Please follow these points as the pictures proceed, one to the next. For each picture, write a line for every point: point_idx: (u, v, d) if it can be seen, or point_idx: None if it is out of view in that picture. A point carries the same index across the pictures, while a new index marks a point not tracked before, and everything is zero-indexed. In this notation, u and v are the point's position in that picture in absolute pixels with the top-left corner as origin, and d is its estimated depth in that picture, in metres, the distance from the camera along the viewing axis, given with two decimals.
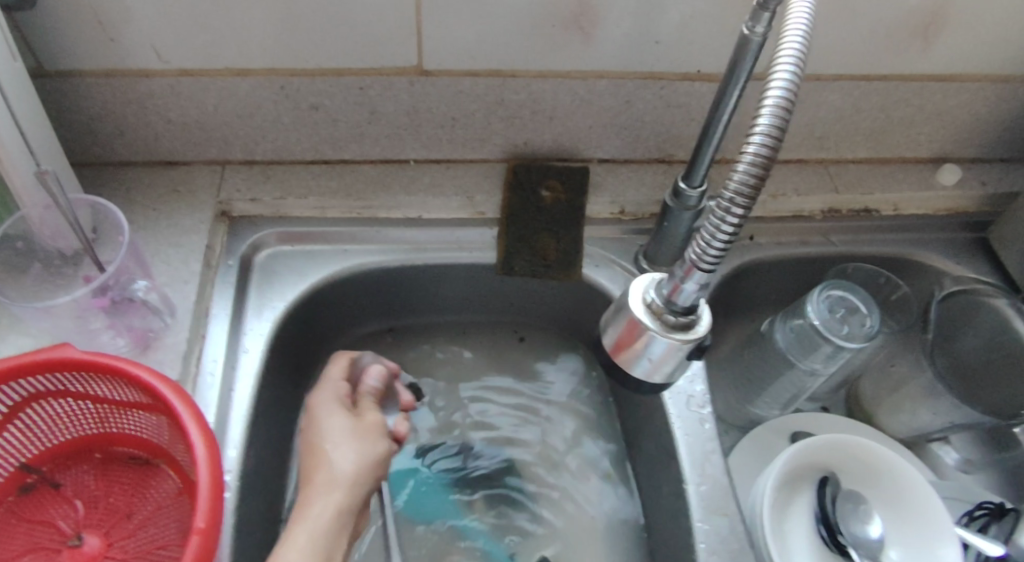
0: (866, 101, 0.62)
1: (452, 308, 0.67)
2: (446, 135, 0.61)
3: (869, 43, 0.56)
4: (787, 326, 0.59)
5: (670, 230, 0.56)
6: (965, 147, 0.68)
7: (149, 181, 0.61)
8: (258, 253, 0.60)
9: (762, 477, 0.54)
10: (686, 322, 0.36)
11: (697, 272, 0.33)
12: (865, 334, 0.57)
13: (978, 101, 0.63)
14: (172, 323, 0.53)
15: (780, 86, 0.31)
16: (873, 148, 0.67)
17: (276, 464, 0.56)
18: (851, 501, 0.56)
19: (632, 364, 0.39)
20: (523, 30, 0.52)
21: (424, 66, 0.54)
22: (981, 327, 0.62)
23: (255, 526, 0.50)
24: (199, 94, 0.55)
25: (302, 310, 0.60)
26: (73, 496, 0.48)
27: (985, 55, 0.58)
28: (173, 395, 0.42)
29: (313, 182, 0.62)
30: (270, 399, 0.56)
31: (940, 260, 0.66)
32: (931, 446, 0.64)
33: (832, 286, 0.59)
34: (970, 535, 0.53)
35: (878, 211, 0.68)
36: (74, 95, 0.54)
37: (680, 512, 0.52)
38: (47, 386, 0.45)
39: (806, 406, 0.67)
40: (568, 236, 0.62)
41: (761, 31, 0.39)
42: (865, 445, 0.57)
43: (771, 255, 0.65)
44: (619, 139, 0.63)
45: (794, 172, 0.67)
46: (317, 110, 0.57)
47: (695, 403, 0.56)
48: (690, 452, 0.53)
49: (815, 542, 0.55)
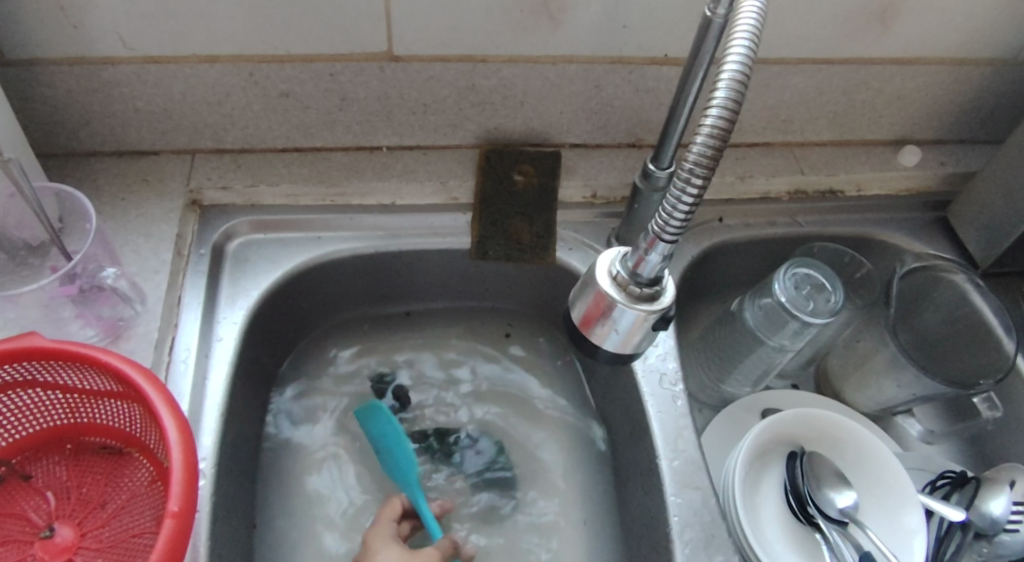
0: (828, 84, 0.63)
1: (429, 295, 0.68)
2: (418, 121, 0.61)
3: (831, 26, 0.57)
4: (756, 304, 0.60)
5: (641, 212, 0.57)
6: (923, 130, 0.70)
7: (117, 171, 0.61)
8: (230, 242, 0.60)
9: (733, 454, 0.55)
10: (651, 293, 0.37)
11: (660, 243, 0.34)
12: (831, 309, 0.58)
13: (936, 83, 0.65)
14: (143, 311, 0.52)
15: (735, 61, 0.32)
16: (837, 130, 0.69)
17: (252, 452, 0.56)
18: (820, 471, 0.58)
19: (601, 337, 0.40)
20: (491, 15, 0.53)
21: (395, 51, 0.55)
22: (941, 302, 0.64)
23: (231, 514, 0.50)
24: (167, 81, 0.54)
25: (276, 298, 0.59)
26: (43, 487, 0.48)
27: (940, 39, 0.60)
28: (144, 382, 0.42)
29: (286, 169, 0.61)
30: (245, 387, 0.55)
31: (902, 238, 0.68)
32: (897, 418, 0.66)
33: (798, 264, 0.60)
34: (933, 502, 0.55)
35: (842, 192, 0.69)
36: (35, 83, 0.53)
37: (655, 488, 0.53)
38: (14, 376, 0.45)
39: (776, 383, 0.68)
40: (541, 219, 0.63)
41: (722, 13, 0.40)
42: (829, 417, 0.59)
43: (740, 236, 0.66)
44: (589, 123, 0.63)
45: (762, 155, 0.68)
46: (287, 97, 0.57)
47: (668, 381, 0.57)
48: (663, 429, 0.54)
49: (785, 514, 0.57)
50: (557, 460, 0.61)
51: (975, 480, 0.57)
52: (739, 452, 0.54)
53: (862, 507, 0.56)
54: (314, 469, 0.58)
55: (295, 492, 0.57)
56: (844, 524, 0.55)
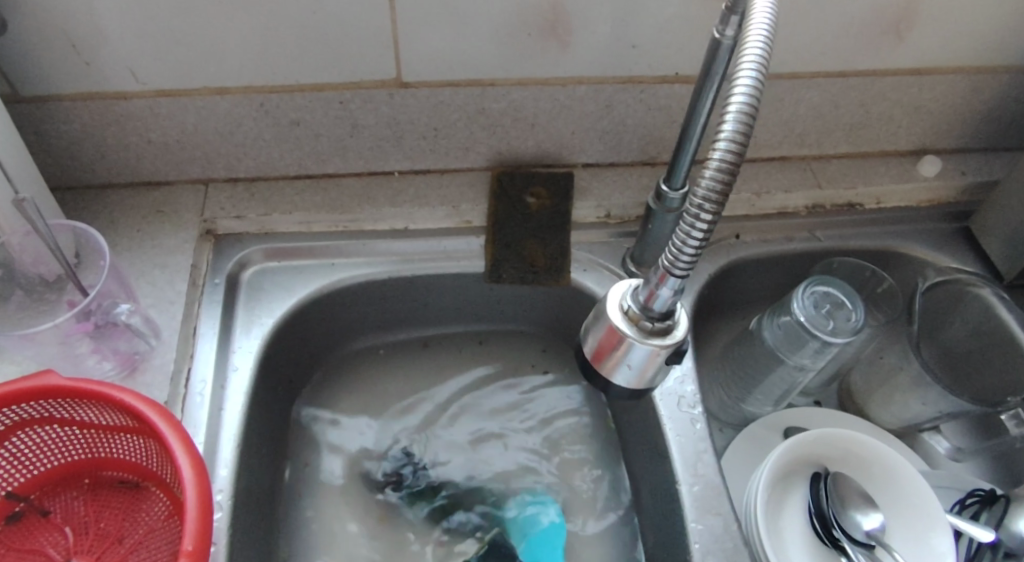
0: (843, 97, 0.62)
1: (443, 318, 0.67)
2: (429, 145, 0.61)
3: (842, 39, 0.56)
4: (775, 323, 0.59)
5: (655, 232, 0.56)
6: (943, 139, 0.68)
7: (132, 203, 0.61)
8: (245, 270, 0.60)
9: (756, 476, 0.53)
10: (663, 327, 0.36)
11: (671, 278, 0.33)
12: (851, 329, 0.56)
13: (955, 91, 0.63)
14: (158, 345, 0.53)
15: (743, 92, 0.31)
16: (855, 142, 0.67)
17: (270, 482, 0.56)
18: (845, 492, 0.56)
19: (613, 372, 0.39)
20: (498, 39, 0.52)
21: (403, 78, 0.55)
22: (967, 316, 0.62)
23: (250, 546, 0.50)
24: (179, 114, 0.55)
25: (291, 326, 0.59)
26: (62, 522, 0.48)
27: (959, 47, 0.59)
28: (159, 418, 0.42)
29: (298, 197, 0.62)
30: (261, 416, 0.55)
31: (923, 251, 0.67)
32: (923, 435, 0.64)
33: (816, 282, 0.59)
34: (962, 522, 0.54)
35: (861, 205, 0.68)
36: (51, 119, 0.54)
37: (675, 514, 0.52)
38: (31, 414, 0.45)
39: (799, 401, 0.67)
40: (555, 241, 0.62)
41: (732, 34, 0.40)
42: (853, 438, 0.57)
43: (757, 252, 0.65)
44: (601, 143, 0.63)
45: (779, 169, 0.67)
46: (298, 126, 0.57)
47: (686, 404, 0.56)
48: (683, 454, 0.53)
49: (809, 537, 0.56)
50: (577, 485, 0.60)
51: (1006, 498, 0.56)
52: (761, 473, 0.53)
53: (890, 530, 0.55)
54: (331, 497, 0.58)
55: (313, 520, 0.56)
56: (870, 546, 0.54)
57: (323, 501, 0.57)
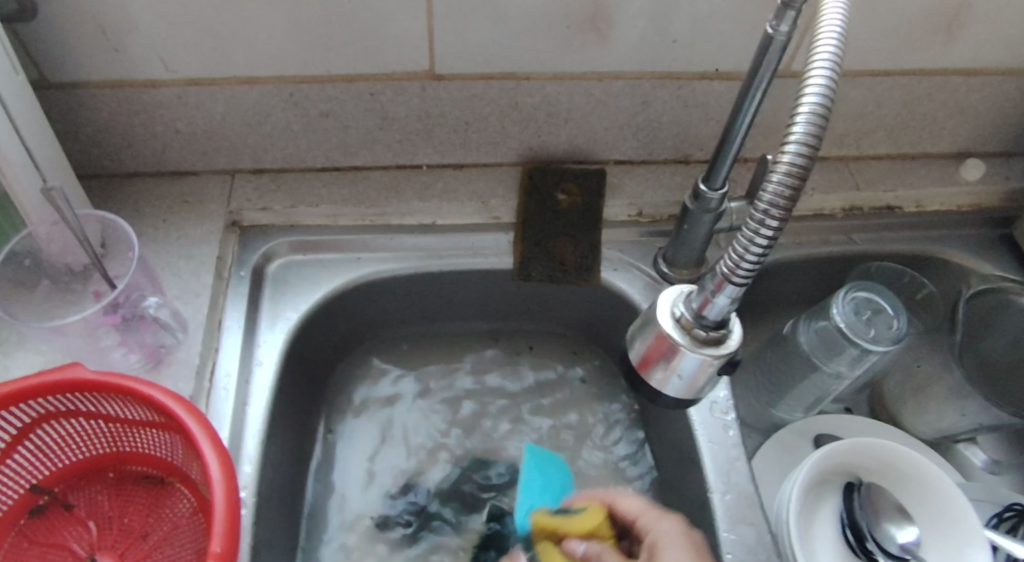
0: (888, 97, 0.60)
1: (468, 315, 0.66)
2: (459, 139, 0.60)
3: (890, 37, 0.54)
4: (811, 328, 0.58)
5: (691, 232, 0.55)
6: (987, 142, 0.66)
7: (158, 192, 0.60)
8: (270, 263, 0.59)
9: (788, 483, 0.52)
10: (717, 336, 0.36)
11: (729, 285, 0.32)
12: (893, 337, 0.55)
13: (1004, 93, 0.61)
14: (184, 339, 0.51)
15: (815, 92, 0.29)
16: (896, 144, 0.66)
17: (294, 477, 0.55)
18: (879, 505, 0.55)
19: (662, 381, 0.38)
20: (535, 32, 0.51)
21: (436, 70, 0.53)
22: (1010, 327, 0.60)
23: (274, 543, 0.50)
24: (208, 103, 0.54)
25: (316, 321, 0.58)
26: (86, 517, 0.47)
27: (1011, 48, 0.57)
28: (186, 414, 0.41)
29: (324, 190, 0.61)
30: (286, 412, 0.55)
31: (963, 257, 0.65)
32: (958, 446, 0.62)
33: (856, 288, 0.57)
34: (999, 537, 0.52)
35: (900, 208, 0.66)
36: (79, 106, 0.53)
37: (705, 522, 0.51)
38: (58, 406, 0.44)
39: (829, 406, 0.65)
40: (586, 240, 0.61)
41: (786, 30, 0.37)
42: (890, 447, 0.55)
43: (793, 254, 0.63)
44: (635, 140, 0.61)
45: (815, 170, 0.66)
46: (327, 117, 0.56)
47: (719, 409, 0.55)
48: (715, 461, 0.52)
49: (841, 549, 0.54)
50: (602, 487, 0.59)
51: None
52: (794, 482, 0.51)
53: (925, 543, 0.53)
54: (355, 495, 0.57)
55: (337, 516, 0.56)
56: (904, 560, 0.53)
57: (349, 496, 0.57)
